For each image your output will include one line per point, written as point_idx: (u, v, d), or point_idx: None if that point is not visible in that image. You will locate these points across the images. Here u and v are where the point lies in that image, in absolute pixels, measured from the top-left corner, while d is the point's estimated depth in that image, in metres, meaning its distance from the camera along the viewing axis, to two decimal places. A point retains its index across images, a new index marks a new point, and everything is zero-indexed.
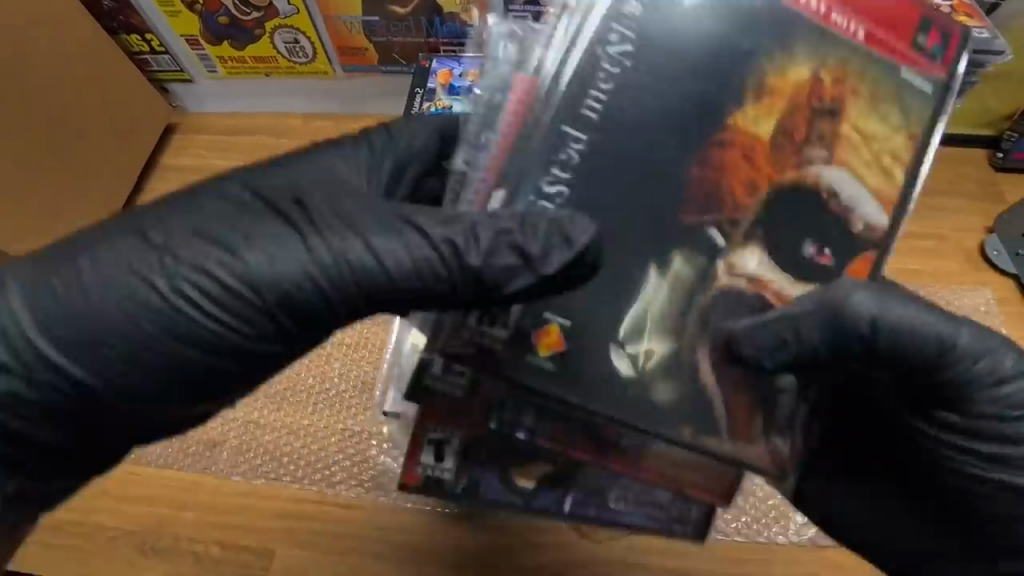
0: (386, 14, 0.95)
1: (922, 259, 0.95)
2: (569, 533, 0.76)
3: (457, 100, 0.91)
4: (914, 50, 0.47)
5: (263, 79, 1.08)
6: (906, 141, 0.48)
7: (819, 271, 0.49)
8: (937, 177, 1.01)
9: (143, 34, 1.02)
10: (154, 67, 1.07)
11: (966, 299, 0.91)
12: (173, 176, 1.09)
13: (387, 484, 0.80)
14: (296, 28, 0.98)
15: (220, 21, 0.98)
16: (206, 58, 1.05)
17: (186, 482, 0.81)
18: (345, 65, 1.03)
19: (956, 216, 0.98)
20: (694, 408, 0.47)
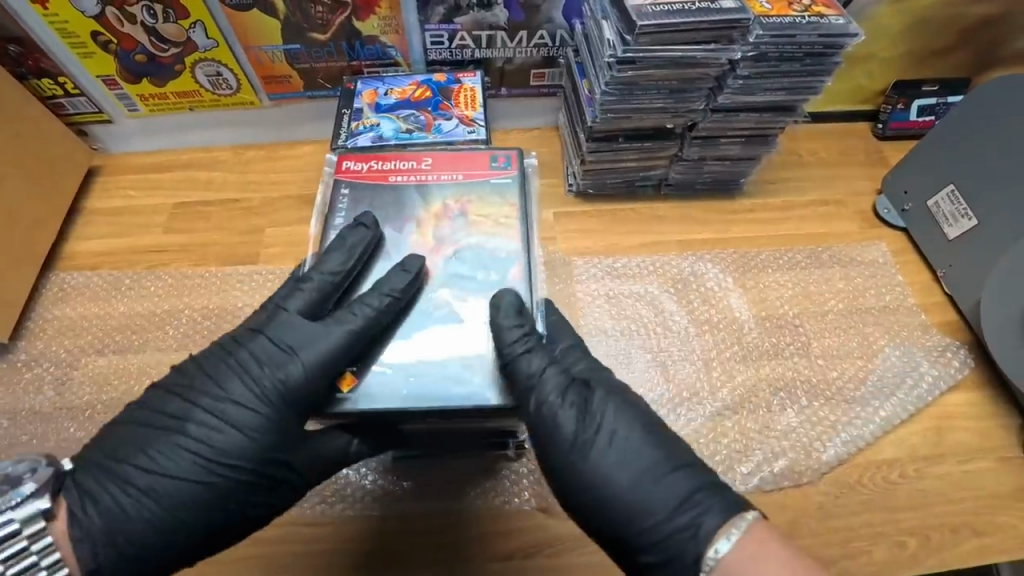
0: (307, 41, 0.97)
1: (824, 222, 1.06)
2: (534, 516, 0.78)
3: (383, 117, 0.95)
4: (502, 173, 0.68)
5: (187, 114, 1.09)
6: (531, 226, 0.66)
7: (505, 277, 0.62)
8: (827, 150, 1.13)
9: (56, 77, 0.98)
10: (70, 110, 1.04)
11: (866, 254, 1.02)
12: (102, 220, 1.07)
13: (349, 494, 0.80)
14: (217, 60, 0.99)
15: (137, 58, 0.97)
16: (125, 97, 1.04)
17: None
18: (271, 93, 1.06)
19: (849, 182, 1.10)
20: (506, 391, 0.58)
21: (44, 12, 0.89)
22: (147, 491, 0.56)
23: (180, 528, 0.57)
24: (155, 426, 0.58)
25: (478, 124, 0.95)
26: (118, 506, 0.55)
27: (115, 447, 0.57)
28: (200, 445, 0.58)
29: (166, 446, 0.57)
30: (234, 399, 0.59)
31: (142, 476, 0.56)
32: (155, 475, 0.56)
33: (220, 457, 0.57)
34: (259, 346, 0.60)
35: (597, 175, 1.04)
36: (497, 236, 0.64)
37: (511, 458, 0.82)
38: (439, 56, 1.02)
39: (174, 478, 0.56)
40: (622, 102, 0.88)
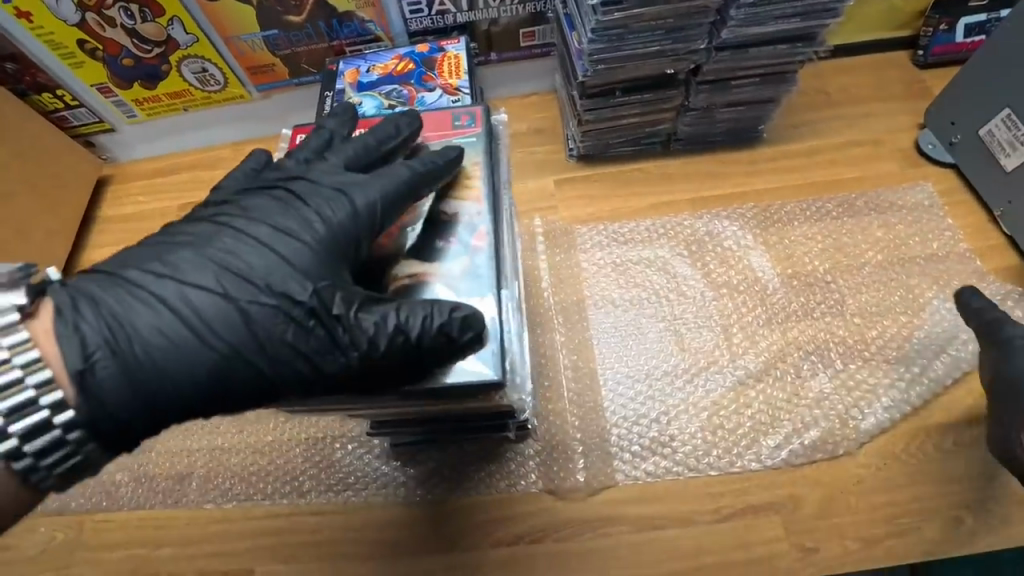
0: (283, 25, 0.94)
1: (858, 166, 0.94)
2: (542, 498, 0.75)
3: (365, 96, 0.91)
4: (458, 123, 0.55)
5: (182, 115, 1.09)
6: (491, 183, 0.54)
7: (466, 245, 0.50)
8: (860, 84, 1.01)
9: (55, 91, 1.01)
10: (73, 122, 1.07)
11: (909, 197, 0.90)
12: (114, 227, 1.10)
13: (353, 485, 0.79)
14: (201, 56, 0.98)
15: (124, 63, 0.97)
16: (122, 104, 1.05)
17: (160, 520, 0.81)
18: (258, 84, 1.04)
19: (888, 117, 0.97)
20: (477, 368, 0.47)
21: (30, 25, 0.90)
22: (164, 298, 0.41)
23: (189, 357, 0.40)
24: (176, 242, 0.44)
25: (462, 93, 0.90)
26: (118, 318, 0.40)
27: (132, 259, 0.43)
28: (227, 261, 0.42)
29: (188, 254, 0.42)
30: (274, 219, 0.44)
31: (171, 279, 0.41)
32: (173, 286, 0.41)
33: (232, 302, 0.41)
34: (305, 180, 0.46)
35: (598, 136, 0.96)
36: (458, 202, 0.52)
37: (513, 442, 0.78)
38: (420, 26, 0.97)
39: (190, 289, 0.41)
40: (613, 50, 0.80)
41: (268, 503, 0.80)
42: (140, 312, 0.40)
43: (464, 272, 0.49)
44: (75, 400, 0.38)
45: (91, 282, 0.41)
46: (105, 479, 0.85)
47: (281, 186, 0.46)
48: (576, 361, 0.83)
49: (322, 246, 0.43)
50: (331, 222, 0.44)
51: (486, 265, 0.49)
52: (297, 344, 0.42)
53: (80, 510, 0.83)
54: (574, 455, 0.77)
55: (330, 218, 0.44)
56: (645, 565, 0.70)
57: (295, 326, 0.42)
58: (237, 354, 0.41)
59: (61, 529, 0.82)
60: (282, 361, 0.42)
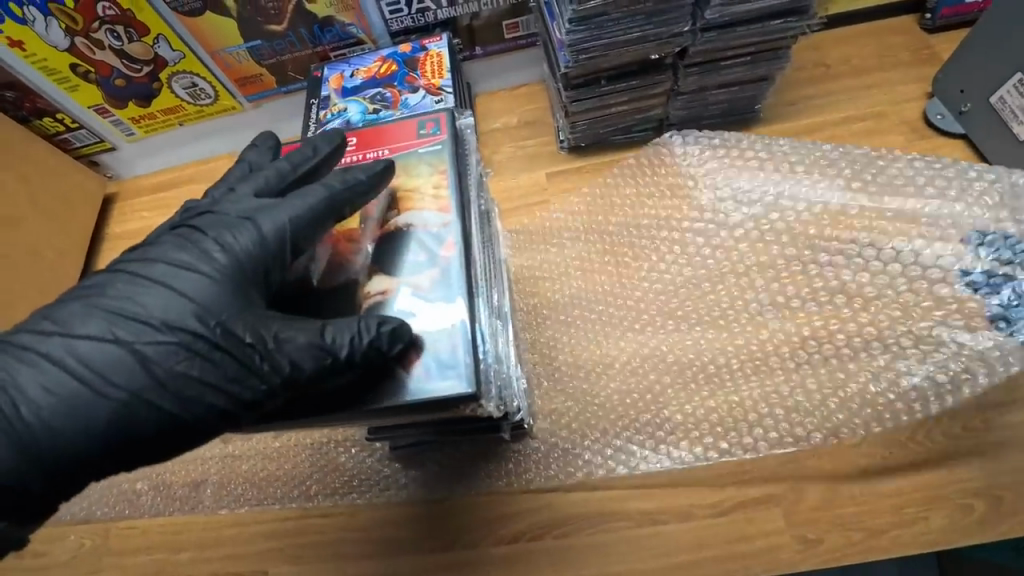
0: (266, 34, 0.94)
1: (862, 140, 0.90)
2: (540, 496, 0.75)
3: (350, 101, 0.91)
4: (427, 135, 0.56)
5: (178, 130, 1.11)
6: (462, 190, 0.54)
7: (438, 256, 0.50)
8: (863, 53, 0.96)
9: (55, 115, 1.03)
10: (76, 143, 1.10)
11: None
12: (122, 243, 1.14)
13: (358, 488, 0.81)
14: (189, 71, 0.99)
15: (117, 83, 0.99)
16: (119, 123, 1.07)
17: (178, 525, 0.84)
18: (248, 95, 1.05)
19: (892, 87, 0.92)
20: (459, 374, 0.47)
21: (23, 53, 0.92)
22: (52, 356, 0.44)
23: (88, 407, 0.43)
24: (76, 295, 0.47)
25: (445, 92, 0.89)
26: (11, 377, 0.43)
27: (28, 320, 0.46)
28: (122, 306, 0.45)
29: (82, 307, 0.45)
30: (170, 260, 0.47)
31: (64, 337, 0.44)
32: (62, 341, 0.44)
33: (130, 346, 0.44)
34: (206, 217, 0.48)
35: (587, 126, 0.94)
36: (426, 209, 0.53)
37: (511, 441, 0.78)
38: (401, 25, 0.96)
39: (86, 340, 0.44)
40: (594, 39, 0.78)
41: (278, 507, 0.82)
42: (30, 370, 0.43)
43: (433, 278, 0.50)
44: None
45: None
46: (127, 488, 0.89)
47: (181, 228, 0.49)
48: (572, 357, 0.82)
49: (221, 274, 0.46)
50: (230, 251, 0.46)
51: (455, 269, 0.50)
52: (201, 379, 0.44)
53: (106, 517, 0.87)
54: (572, 452, 0.77)
55: (230, 247, 0.46)
56: (644, 560, 0.71)
57: (200, 359, 0.44)
58: (134, 395, 0.43)
59: (89, 537, 0.87)
60: (184, 395, 0.44)
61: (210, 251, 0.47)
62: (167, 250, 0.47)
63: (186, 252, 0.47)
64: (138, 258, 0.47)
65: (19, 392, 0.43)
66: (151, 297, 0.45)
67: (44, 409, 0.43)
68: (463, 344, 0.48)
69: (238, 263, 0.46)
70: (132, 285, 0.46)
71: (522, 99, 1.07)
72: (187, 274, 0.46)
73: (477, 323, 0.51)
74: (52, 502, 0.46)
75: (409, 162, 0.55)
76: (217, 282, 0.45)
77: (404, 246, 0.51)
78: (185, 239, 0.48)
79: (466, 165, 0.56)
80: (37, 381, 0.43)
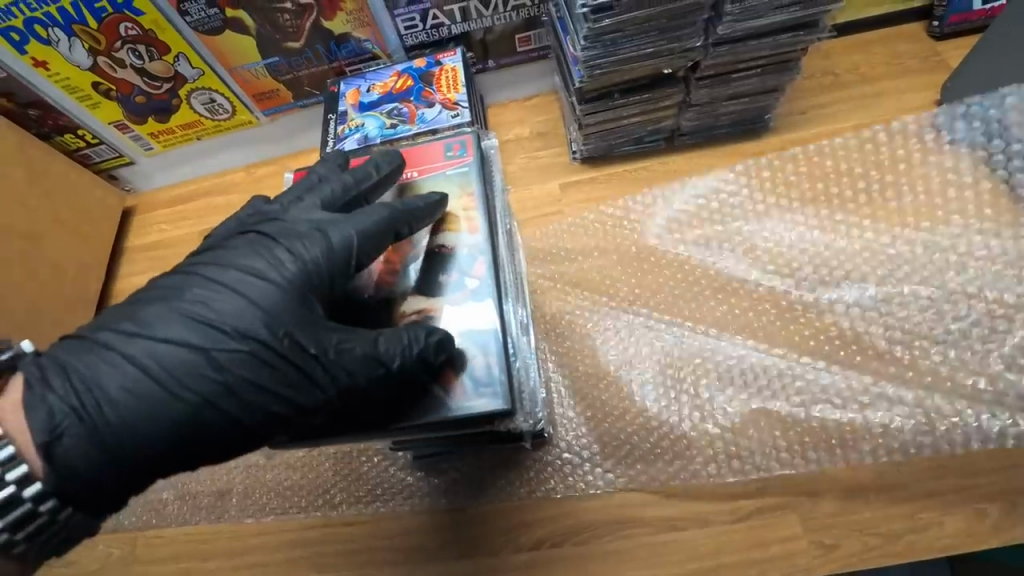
0: (284, 51, 0.96)
1: None
2: (560, 504, 0.77)
3: (367, 116, 0.93)
4: (454, 158, 0.59)
5: (196, 144, 1.13)
6: (490, 211, 0.58)
7: (472, 275, 0.54)
8: (872, 61, 0.97)
9: (76, 131, 1.06)
10: (95, 158, 1.12)
11: None
12: (142, 255, 1.16)
13: (380, 497, 0.82)
14: (208, 88, 1.01)
15: (137, 100, 1.01)
16: (139, 138, 1.09)
17: (205, 534, 0.86)
18: (264, 109, 1.07)
19: (900, 96, 0.94)
20: (495, 389, 0.50)
21: (47, 73, 0.94)
22: (131, 357, 0.45)
23: (165, 409, 0.45)
24: (149, 296, 0.48)
25: (461, 107, 0.90)
26: (92, 377, 0.45)
27: (104, 318, 0.47)
28: (195, 310, 0.46)
29: (156, 309, 0.47)
30: (241, 266, 0.48)
31: (140, 339, 0.46)
32: (140, 343, 0.45)
33: (203, 350, 0.45)
34: (276, 224, 0.50)
35: (599, 138, 0.96)
36: (457, 232, 0.56)
37: (530, 450, 0.79)
38: (416, 41, 0.97)
39: (164, 342, 0.45)
40: (608, 54, 0.79)
41: (302, 515, 0.84)
42: (107, 371, 0.45)
43: (466, 297, 0.53)
44: (58, 461, 0.43)
45: (62, 351, 0.46)
46: (153, 497, 0.90)
47: (250, 234, 0.50)
48: (589, 366, 0.83)
49: (288, 282, 0.47)
50: (300, 259, 0.48)
51: (486, 287, 0.53)
52: (270, 385, 0.46)
53: (133, 526, 0.89)
54: (591, 461, 0.78)
55: (300, 254, 0.48)
56: (664, 566, 0.72)
57: (269, 365, 0.46)
58: (207, 398, 0.45)
59: (117, 546, 0.88)
60: (252, 400, 0.46)
61: (278, 259, 0.48)
62: (236, 255, 0.49)
63: (256, 258, 0.48)
64: (210, 261, 0.49)
65: (98, 391, 0.44)
66: (221, 303, 0.47)
67: (123, 410, 0.44)
68: (499, 361, 0.51)
69: (307, 272, 0.48)
70: (204, 289, 0.47)
71: (534, 110, 1.08)
72: (256, 281, 0.47)
73: (509, 337, 0.54)
74: (121, 501, 0.47)
75: (439, 185, 0.58)
76: (285, 291, 0.47)
77: (439, 267, 0.54)
78: (254, 245, 0.49)
79: (493, 186, 0.59)
80: (115, 381, 0.45)
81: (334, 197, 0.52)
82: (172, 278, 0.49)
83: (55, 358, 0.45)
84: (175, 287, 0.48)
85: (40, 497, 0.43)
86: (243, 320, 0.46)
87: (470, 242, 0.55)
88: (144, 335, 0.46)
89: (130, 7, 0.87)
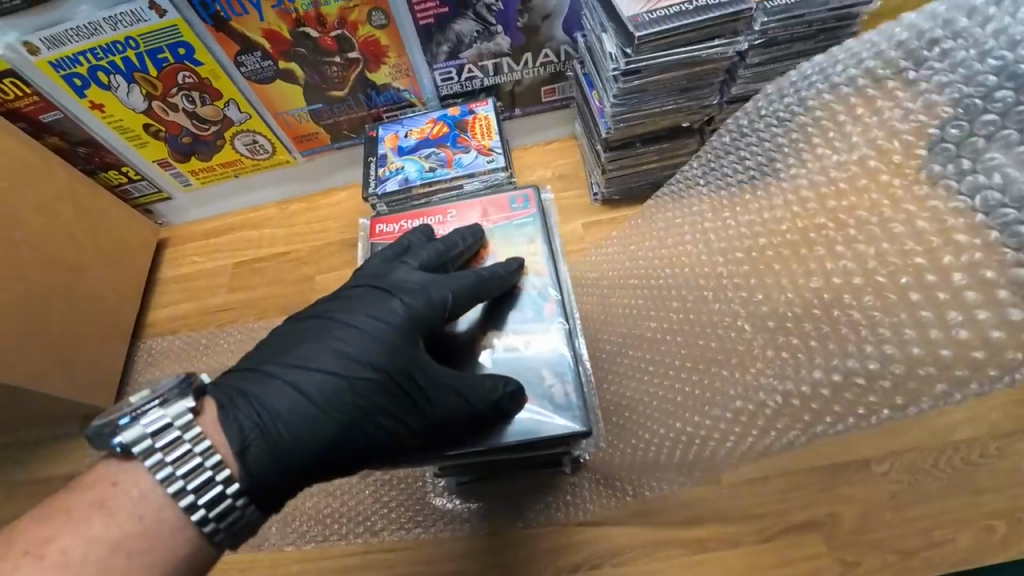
0: (327, 98, 1.03)
1: None
2: (595, 527, 0.81)
3: (406, 160, 1.00)
4: (516, 209, 0.67)
5: (233, 181, 1.19)
6: (555, 254, 0.65)
7: (543, 311, 0.61)
8: None
9: (120, 168, 1.11)
10: (135, 193, 1.17)
11: None
12: (174, 286, 1.19)
13: (421, 520, 0.86)
14: (252, 130, 1.07)
15: (183, 140, 1.07)
16: (179, 174, 1.15)
17: (243, 562, 0.88)
18: (302, 150, 1.13)
19: None
20: (573, 411, 0.56)
21: (102, 115, 1.00)
22: (292, 386, 0.50)
23: (324, 431, 0.49)
24: (299, 334, 0.53)
25: (495, 152, 0.98)
26: (265, 402, 0.49)
27: (262, 356, 0.53)
28: (343, 343, 0.52)
29: (311, 345, 0.52)
30: (372, 306, 0.53)
31: (283, 371, 0.51)
32: (301, 372, 0.50)
33: (354, 376, 0.50)
34: (396, 273, 0.57)
35: (620, 181, 1.04)
36: (526, 274, 0.63)
37: (568, 474, 0.83)
38: (450, 91, 1.05)
39: (315, 372, 0.50)
40: (634, 109, 0.87)
41: (343, 541, 0.86)
42: (272, 398, 0.49)
43: (538, 331, 0.60)
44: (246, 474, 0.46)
45: (235, 381, 0.50)
46: None
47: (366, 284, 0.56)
48: None
49: (415, 316, 0.53)
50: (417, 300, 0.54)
51: (556, 323, 0.60)
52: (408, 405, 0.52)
53: None
54: None
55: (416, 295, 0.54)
56: None
57: (408, 389, 0.52)
58: (362, 417, 0.50)
59: None
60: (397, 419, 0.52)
61: (404, 297, 0.54)
62: (365, 297, 0.55)
63: (389, 294, 0.54)
64: (345, 302, 0.55)
65: (266, 414, 0.48)
66: (362, 334, 0.52)
67: (295, 427, 0.49)
68: (573, 387, 0.57)
69: (431, 308, 0.54)
70: (349, 323, 0.53)
71: (556, 153, 1.16)
72: (390, 314, 0.53)
73: (581, 367, 0.61)
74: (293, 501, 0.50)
75: (506, 234, 0.66)
76: (413, 326, 0.53)
77: (511, 305, 0.61)
78: (382, 286, 0.55)
79: (555, 233, 0.67)
80: (278, 405, 0.49)
81: (430, 257, 0.59)
82: (312, 319, 0.54)
83: (221, 390, 0.49)
84: (319, 325, 0.53)
85: (239, 491, 0.45)
86: (386, 348, 0.52)
87: (539, 282, 0.62)
88: (302, 365, 0.51)
89: (190, 58, 0.93)
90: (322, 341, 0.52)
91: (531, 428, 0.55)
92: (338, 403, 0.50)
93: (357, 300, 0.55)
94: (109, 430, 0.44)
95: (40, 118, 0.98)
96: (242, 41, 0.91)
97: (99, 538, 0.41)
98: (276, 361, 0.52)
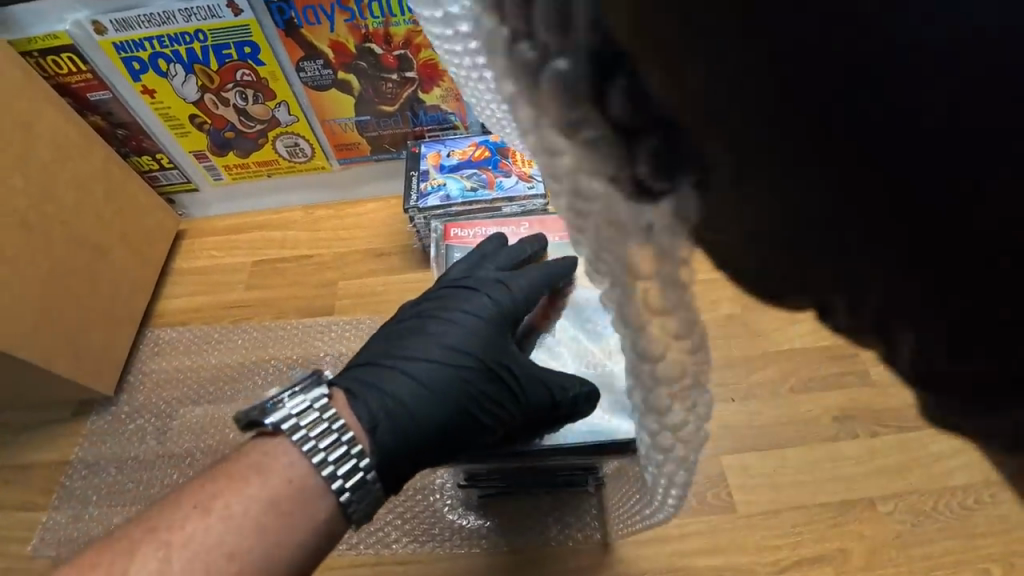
0: (376, 112, 1.07)
1: None
2: (612, 552, 0.81)
3: (448, 177, 1.04)
4: None
5: (264, 180, 1.19)
6: None
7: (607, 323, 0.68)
8: None
9: (154, 155, 1.11)
10: (162, 181, 1.16)
11: None
12: (188, 278, 1.16)
13: (437, 534, 0.84)
14: (296, 133, 1.10)
15: (225, 135, 1.09)
16: (211, 168, 1.15)
17: None
18: (340, 158, 1.15)
19: None
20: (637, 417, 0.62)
21: (151, 101, 1.01)
22: (409, 372, 0.60)
23: (438, 409, 0.59)
24: (407, 330, 0.64)
25: (536, 180, 1.02)
26: (386, 386, 0.58)
27: (376, 350, 0.63)
28: (448, 335, 0.63)
29: (420, 337, 0.63)
30: (467, 304, 0.65)
31: (399, 361, 0.61)
32: (416, 361, 0.61)
33: (460, 362, 0.61)
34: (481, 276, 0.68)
35: None
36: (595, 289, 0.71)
37: (590, 494, 0.84)
38: None
39: (427, 362, 0.61)
40: None
41: (353, 552, 0.83)
42: (392, 381, 0.59)
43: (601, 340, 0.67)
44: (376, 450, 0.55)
45: (359, 373, 0.60)
46: None
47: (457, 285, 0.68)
48: None
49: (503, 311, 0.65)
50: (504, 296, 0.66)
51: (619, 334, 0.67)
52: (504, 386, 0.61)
53: None
54: None
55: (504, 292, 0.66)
56: None
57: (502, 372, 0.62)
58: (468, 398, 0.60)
59: None
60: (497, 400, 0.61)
61: (491, 296, 0.65)
62: (459, 297, 0.66)
63: (481, 296, 0.65)
64: (442, 303, 0.66)
65: (389, 395, 0.58)
66: (464, 327, 0.63)
67: (416, 407, 0.58)
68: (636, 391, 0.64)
69: (515, 304, 0.65)
70: (449, 320, 0.64)
71: None
72: (483, 312, 0.64)
73: None
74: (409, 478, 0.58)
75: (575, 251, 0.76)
76: (501, 321, 0.64)
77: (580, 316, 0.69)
78: (471, 287, 0.67)
79: None
80: (399, 388, 0.59)
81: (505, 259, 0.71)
82: (416, 317, 0.65)
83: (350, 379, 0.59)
84: (423, 321, 0.64)
85: (370, 466, 0.54)
86: (482, 339, 0.63)
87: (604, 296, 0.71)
88: (416, 353, 0.61)
89: (254, 58, 0.96)
90: (427, 334, 0.63)
91: (591, 427, 0.62)
92: (448, 385, 0.60)
93: (453, 299, 0.66)
94: (259, 413, 0.54)
95: (87, 96, 0.99)
96: (307, 48, 0.96)
97: (255, 497, 0.51)
98: (391, 351, 0.62)
